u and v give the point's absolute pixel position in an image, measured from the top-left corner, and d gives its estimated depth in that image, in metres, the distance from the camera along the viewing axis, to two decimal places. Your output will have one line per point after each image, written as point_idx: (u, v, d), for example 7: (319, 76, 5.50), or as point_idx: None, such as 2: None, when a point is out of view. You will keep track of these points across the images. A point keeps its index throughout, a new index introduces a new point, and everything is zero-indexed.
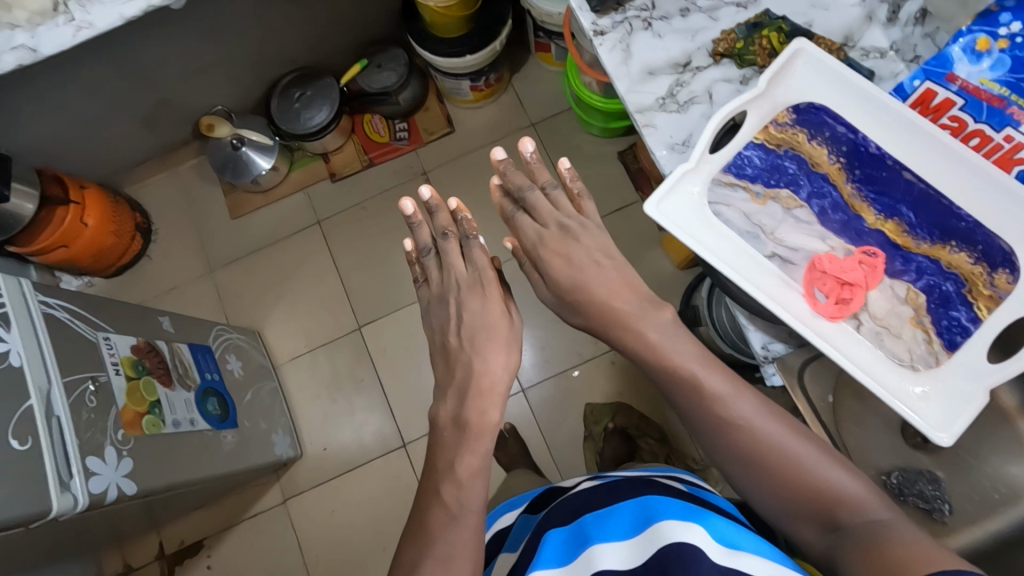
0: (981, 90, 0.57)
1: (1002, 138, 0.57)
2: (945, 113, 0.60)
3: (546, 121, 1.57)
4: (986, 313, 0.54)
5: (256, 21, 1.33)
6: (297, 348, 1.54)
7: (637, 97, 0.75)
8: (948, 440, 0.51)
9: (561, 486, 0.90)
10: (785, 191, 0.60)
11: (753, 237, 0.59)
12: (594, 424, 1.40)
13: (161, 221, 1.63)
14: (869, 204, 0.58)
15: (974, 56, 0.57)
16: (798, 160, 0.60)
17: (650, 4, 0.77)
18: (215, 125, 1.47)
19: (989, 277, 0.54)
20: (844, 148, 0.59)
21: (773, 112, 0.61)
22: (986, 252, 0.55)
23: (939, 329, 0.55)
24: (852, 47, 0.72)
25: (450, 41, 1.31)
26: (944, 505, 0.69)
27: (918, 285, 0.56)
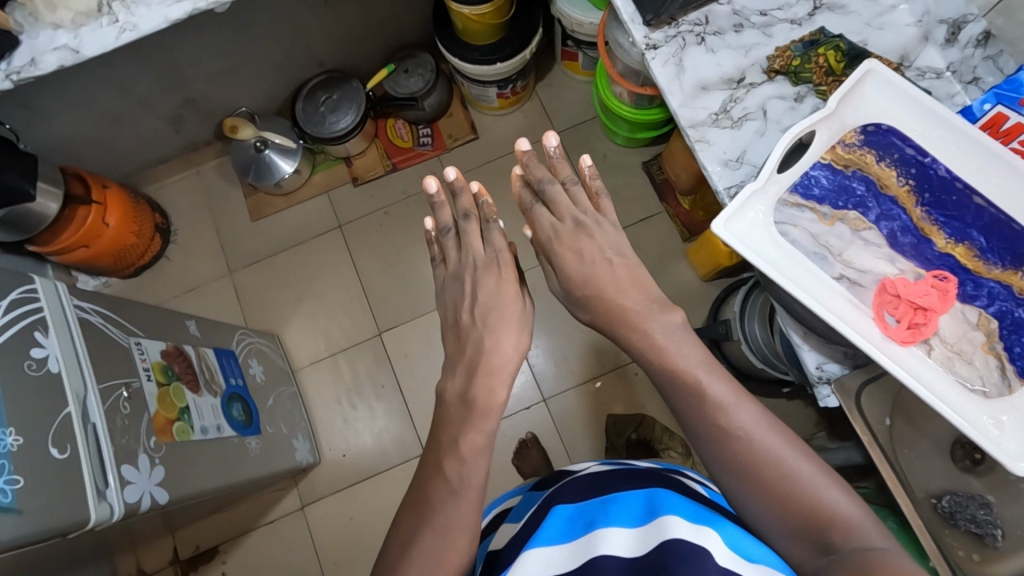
0: None
1: None
2: (1016, 138, 0.59)
3: (572, 130, 1.57)
4: None
5: (285, 24, 1.32)
6: (318, 353, 1.52)
7: (690, 112, 0.75)
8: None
9: (566, 469, 0.84)
10: (852, 212, 0.60)
11: (821, 258, 0.59)
12: (615, 434, 1.38)
13: (181, 222, 1.61)
14: (938, 227, 0.58)
15: None
16: (867, 181, 0.60)
17: (703, 19, 0.77)
18: (238, 127, 1.46)
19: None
20: (913, 171, 0.59)
21: (841, 132, 0.61)
22: None
23: (1012, 356, 0.54)
24: (908, 67, 0.72)
25: (482, 49, 1.30)
26: (995, 530, 0.69)
27: (991, 310, 0.56)
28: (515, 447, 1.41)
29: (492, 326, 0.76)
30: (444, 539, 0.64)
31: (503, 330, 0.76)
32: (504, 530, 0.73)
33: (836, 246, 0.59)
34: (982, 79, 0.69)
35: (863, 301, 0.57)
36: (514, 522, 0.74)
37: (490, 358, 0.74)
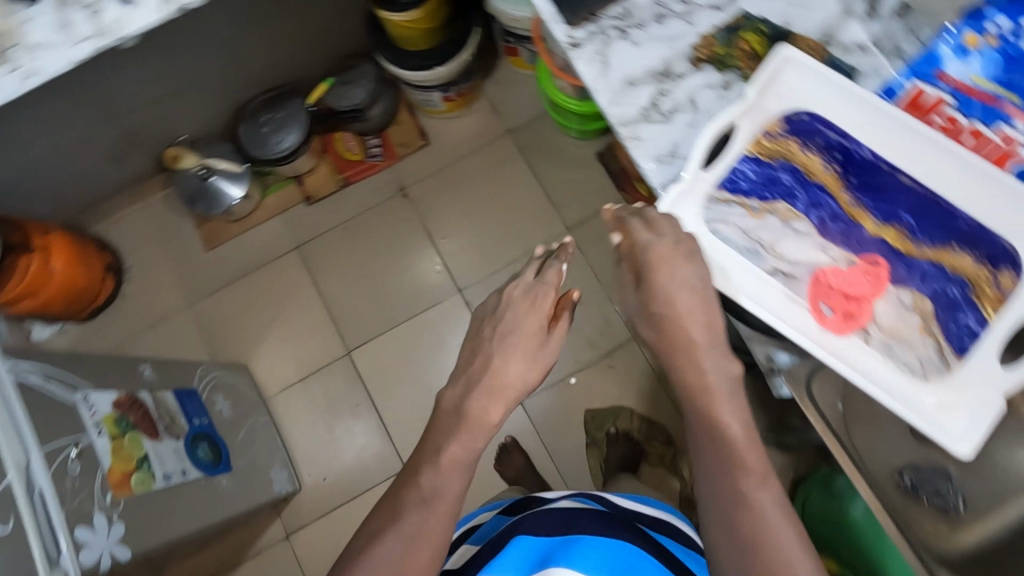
0: (974, 89, 0.58)
1: (999, 136, 0.57)
2: (938, 112, 0.59)
3: (525, 127, 1.54)
4: (993, 314, 0.53)
5: (215, 46, 1.28)
6: (289, 378, 1.49)
7: (620, 110, 0.73)
8: (966, 450, 0.50)
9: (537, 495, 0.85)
10: (781, 203, 0.59)
11: (753, 253, 0.58)
12: (596, 429, 1.39)
13: (134, 258, 1.55)
14: (868, 212, 0.58)
15: (963, 55, 0.58)
16: (793, 169, 0.60)
17: (625, 12, 0.75)
18: (181, 157, 1.43)
19: (994, 279, 0.54)
20: (837, 156, 0.59)
21: (765, 122, 0.60)
22: (990, 253, 0.54)
23: (948, 334, 0.54)
24: (833, 44, 0.71)
25: (419, 54, 1.27)
26: (958, 501, 0.70)
27: (924, 290, 0.55)
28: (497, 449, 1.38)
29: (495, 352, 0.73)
30: (398, 559, 0.62)
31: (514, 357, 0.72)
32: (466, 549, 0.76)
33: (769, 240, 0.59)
34: (905, 51, 0.69)
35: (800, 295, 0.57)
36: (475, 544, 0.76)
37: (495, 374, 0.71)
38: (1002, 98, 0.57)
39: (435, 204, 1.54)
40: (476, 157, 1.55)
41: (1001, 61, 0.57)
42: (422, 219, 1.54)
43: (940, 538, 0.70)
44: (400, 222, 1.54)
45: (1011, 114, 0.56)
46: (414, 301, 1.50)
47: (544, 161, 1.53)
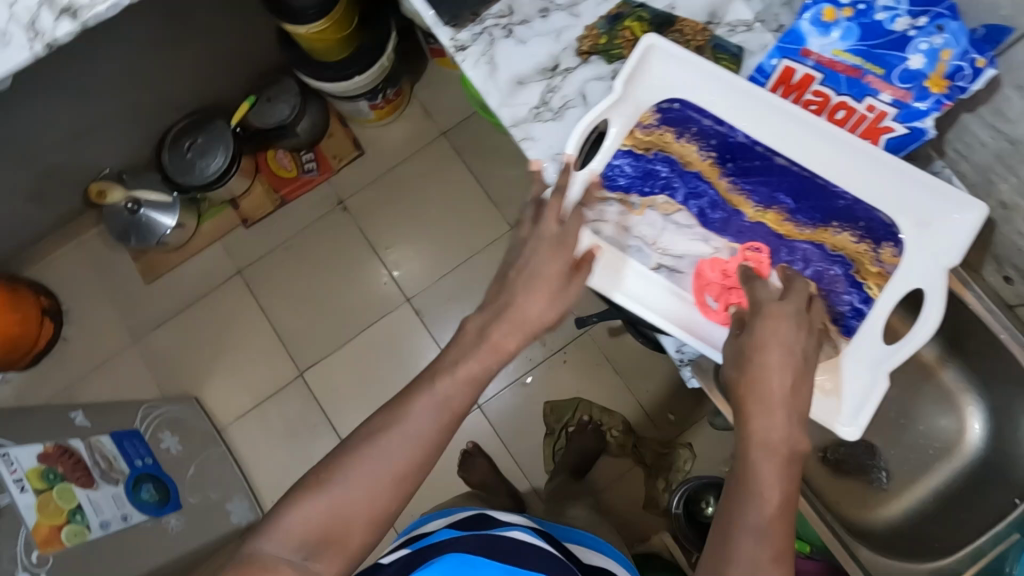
0: (836, 62, 0.61)
1: (865, 108, 0.62)
2: (809, 88, 0.63)
3: (458, 127, 1.52)
4: (877, 291, 0.61)
5: (124, 75, 1.23)
6: (243, 406, 1.46)
7: (512, 110, 0.71)
8: (852, 433, 0.58)
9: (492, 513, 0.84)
10: (661, 196, 0.65)
11: (639, 251, 0.64)
12: (556, 422, 1.38)
13: (73, 299, 1.51)
14: (746, 197, 0.64)
15: (823, 28, 0.60)
16: (669, 161, 0.65)
17: (508, 9, 0.73)
18: (106, 191, 1.38)
19: (875, 254, 0.62)
20: (713, 142, 0.65)
21: (639, 115, 0.65)
22: (869, 227, 0.62)
23: (836, 317, 0.61)
24: (718, 24, 0.70)
25: (335, 65, 1.24)
26: (882, 473, 0.82)
27: (807, 274, 0.62)
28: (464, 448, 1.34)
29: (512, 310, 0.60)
30: None
31: (537, 296, 0.59)
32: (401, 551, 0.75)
33: (649, 236, 0.64)
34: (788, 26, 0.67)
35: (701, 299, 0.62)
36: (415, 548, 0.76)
37: (511, 315, 0.60)
38: (864, 70, 0.60)
39: (376, 215, 1.51)
40: (412, 163, 1.52)
41: (858, 30, 0.60)
42: (364, 231, 1.51)
43: (864, 512, 0.83)
44: (342, 236, 1.51)
45: (875, 88, 0.60)
46: (364, 315, 1.48)
47: (482, 160, 1.51)
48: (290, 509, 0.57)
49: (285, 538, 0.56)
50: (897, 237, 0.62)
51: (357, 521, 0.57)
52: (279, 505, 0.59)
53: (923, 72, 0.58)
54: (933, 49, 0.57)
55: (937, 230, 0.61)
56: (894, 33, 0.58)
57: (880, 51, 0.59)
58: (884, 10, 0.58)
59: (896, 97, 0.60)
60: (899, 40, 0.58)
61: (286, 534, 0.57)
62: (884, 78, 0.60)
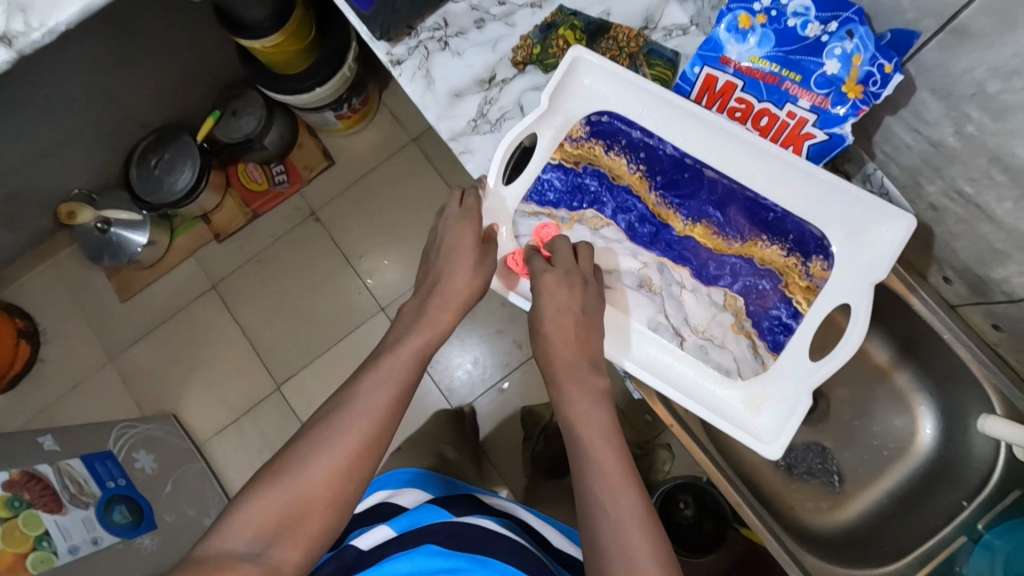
0: (754, 69, 0.61)
1: (786, 114, 0.62)
2: (731, 96, 0.64)
3: (426, 134, 1.52)
4: (806, 305, 0.65)
5: (84, 95, 1.23)
6: (221, 421, 1.45)
7: (449, 123, 0.70)
8: (775, 453, 0.60)
9: (470, 497, 0.84)
10: (589, 211, 0.69)
11: None
12: (534, 425, 1.35)
13: (49, 319, 1.50)
14: (675, 210, 0.68)
15: (740, 35, 0.60)
16: (598, 174, 0.69)
17: (442, 21, 0.72)
18: (76, 211, 1.38)
19: (804, 268, 0.65)
20: (643, 154, 0.68)
21: (567, 128, 0.68)
22: (798, 240, 0.65)
23: (763, 330, 0.66)
24: (653, 29, 0.69)
25: (295, 78, 1.23)
26: (833, 476, 0.86)
27: (734, 289, 0.67)
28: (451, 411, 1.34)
29: (444, 290, 0.64)
30: None
31: (459, 277, 0.64)
32: (380, 532, 0.72)
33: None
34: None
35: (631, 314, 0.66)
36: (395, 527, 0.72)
37: (440, 294, 0.64)
38: (782, 77, 0.60)
39: (348, 225, 1.51)
40: (382, 171, 1.52)
41: (772, 36, 0.60)
42: (336, 242, 1.51)
43: (819, 513, 0.86)
44: (316, 247, 1.51)
45: (793, 93, 0.60)
46: (338, 325, 1.47)
47: (452, 165, 1.50)
48: (246, 502, 0.55)
49: (239, 529, 0.53)
50: (826, 250, 0.64)
51: (316, 507, 0.55)
52: (235, 500, 0.56)
53: (840, 76, 0.58)
54: (845, 55, 0.57)
55: (866, 241, 0.62)
56: (807, 39, 0.58)
57: (796, 56, 0.59)
58: (795, 16, 0.59)
59: (815, 103, 0.59)
60: (813, 45, 0.58)
61: (244, 524, 0.54)
62: (802, 84, 0.60)
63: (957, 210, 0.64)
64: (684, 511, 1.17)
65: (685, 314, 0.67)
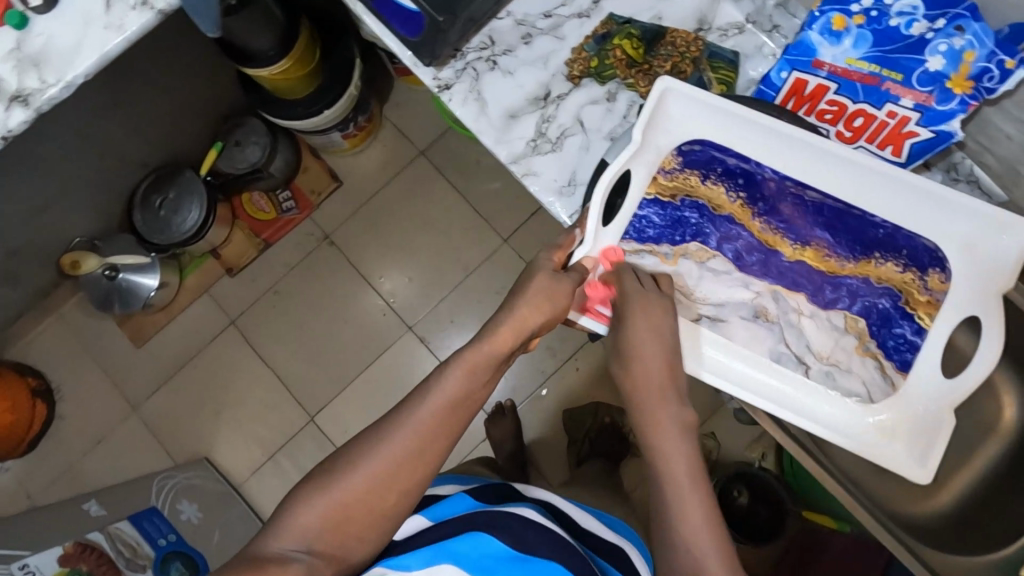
0: (852, 71, 0.66)
1: (886, 114, 0.66)
2: (822, 98, 0.68)
3: (434, 146, 1.48)
4: (929, 320, 0.70)
5: (83, 140, 1.16)
6: (256, 460, 1.40)
7: (508, 147, 0.70)
8: (925, 478, 0.66)
9: (509, 487, 0.79)
10: (693, 244, 0.73)
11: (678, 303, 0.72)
12: (576, 427, 1.35)
13: (62, 374, 1.44)
14: (782, 235, 0.73)
15: (835, 37, 0.66)
16: (698, 206, 0.73)
17: (488, 40, 0.72)
18: (79, 261, 1.31)
19: (922, 282, 0.70)
20: (740, 181, 0.72)
21: (660, 161, 0.71)
22: (913, 255, 0.70)
23: (890, 350, 0.71)
24: (709, 30, 0.72)
25: (302, 101, 1.18)
26: None
27: (854, 311, 0.72)
28: (491, 412, 1.35)
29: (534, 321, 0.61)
30: None
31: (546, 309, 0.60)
32: (414, 523, 0.68)
33: (687, 287, 0.72)
34: (781, 25, 0.71)
35: (752, 346, 0.71)
36: (431, 517, 0.69)
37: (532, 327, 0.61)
38: (881, 77, 0.65)
39: (363, 246, 1.46)
40: (392, 188, 1.48)
41: (869, 36, 0.65)
42: (353, 264, 1.46)
43: None
44: (334, 270, 1.46)
45: (893, 93, 0.65)
46: (366, 350, 1.44)
47: (463, 175, 1.47)
48: (294, 506, 0.55)
49: (288, 528, 0.54)
50: (943, 264, 0.69)
51: (353, 508, 0.54)
52: (283, 501, 0.56)
53: (944, 73, 0.62)
54: (953, 51, 0.61)
55: (981, 253, 0.66)
56: (911, 38, 0.63)
57: (896, 56, 0.64)
58: (900, 16, 0.63)
59: (918, 101, 0.64)
60: (916, 44, 0.63)
61: (288, 528, 0.54)
62: (903, 83, 0.64)
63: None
64: (739, 498, 1.18)
65: (805, 342, 0.72)
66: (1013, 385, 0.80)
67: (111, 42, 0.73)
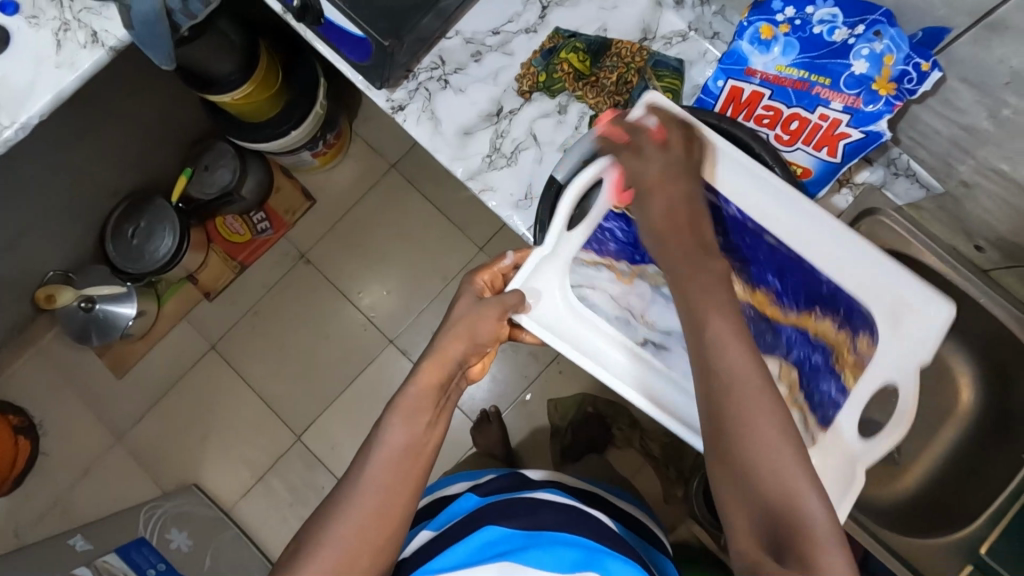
0: (782, 78, 0.69)
1: (818, 117, 0.68)
2: (758, 104, 0.70)
3: (406, 158, 1.48)
4: (853, 382, 0.63)
5: (48, 174, 1.16)
6: (245, 482, 1.40)
7: (464, 163, 0.72)
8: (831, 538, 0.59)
9: (515, 472, 0.81)
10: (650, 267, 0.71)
11: (626, 323, 0.71)
12: (561, 418, 1.36)
13: (45, 409, 1.43)
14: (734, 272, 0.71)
15: (763, 46, 0.69)
16: None
17: (439, 60, 0.74)
18: (55, 294, 1.30)
19: (852, 344, 0.64)
20: None
21: None
22: (847, 317, 0.64)
23: (814, 404, 0.65)
24: (653, 38, 0.75)
25: (270, 123, 1.18)
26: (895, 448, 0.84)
27: (790, 360, 0.68)
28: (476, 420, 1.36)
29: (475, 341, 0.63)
30: None
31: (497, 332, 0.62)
32: (422, 536, 0.71)
33: (638, 307, 0.72)
34: (720, 32, 0.73)
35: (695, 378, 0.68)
36: (434, 528, 0.72)
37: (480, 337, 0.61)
38: (810, 82, 0.68)
39: (340, 261, 1.47)
40: (367, 203, 1.48)
41: (796, 43, 0.67)
42: (330, 278, 1.47)
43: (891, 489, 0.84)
44: (314, 287, 1.46)
45: (823, 97, 0.67)
46: (349, 365, 1.44)
47: (437, 185, 1.47)
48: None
49: None
50: (872, 328, 0.63)
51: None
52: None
53: (869, 76, 0.64)
54: (875, 55, 0.64)
55: (914, 324, 0.61)
56: (834, 43, 0.66)
57: (822, 61, 0.67)
58: (821, 24, 0.66)
59: (847, 103, 0.66)
60: (840, 49, 0.65)
61: None
62: (831, 87, 0.67)
63: (990, 185, 0.68)
64: None
65: None
66: (972, 367, 0.82)
67: (65, 80, 0.74)
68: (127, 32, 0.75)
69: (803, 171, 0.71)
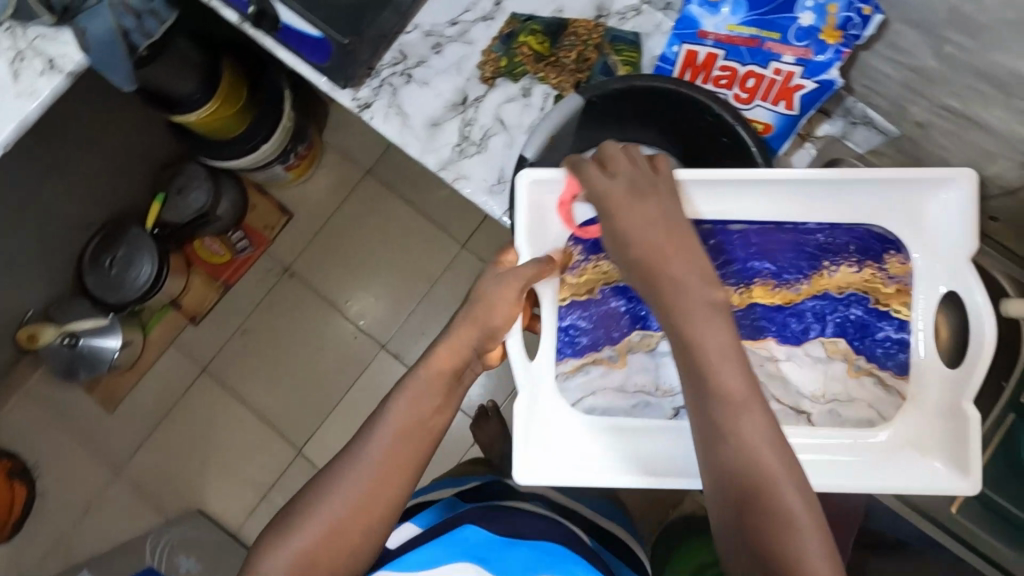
0: (733, 36, 0.70)
1: (772, 71, 0.70)
2: (714, 65, 0.72)
3: (380, 163, 1.49)
4: (904, 309, 0.68)
5: (18, 211, 1.15)
6: (249, 503, 1.39)
7: (435, 154, 0.73)
8: (975, 487, 0.63)
9: (505, 485, 0.81)
10: (636, 333, 0.71)
11: (644, 405, 0.70)
12: None
13: (37, 450, 1.41)
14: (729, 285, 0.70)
15: (712, 8, 0.69)
16: (622, 290, 0.71)
17: (400, 55, 0.75)
18: (37, 334, 1.30)
19: (883, 272, 0.68)
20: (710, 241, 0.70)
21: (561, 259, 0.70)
22: (861, 249, 0.69)
23: (881, 360, 0.68)
24: (609, 15, 0.75)
25: (236, 140, 1.17)
26: None
27: (828, 333, 0.69)
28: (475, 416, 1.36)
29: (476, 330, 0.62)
30: None
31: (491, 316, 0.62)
32: (405, 530, 0.71)
33: (647, 382, 0.70)
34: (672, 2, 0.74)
35: None
36: (419, 522, 0.72)
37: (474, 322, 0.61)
38: (761, 38, 0.69)
39: (324, 272, 1.46)
40: (345, 211, 1.48)
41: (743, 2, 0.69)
42: (316, 290, 1.46)
43: None
44: (301, 300, 1.46)
45: (773, 51, 0.69)
46: (343, 374, 1.44)
47: (413, 186, 1.48)
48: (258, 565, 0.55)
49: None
50: (895, 245, 0.68)
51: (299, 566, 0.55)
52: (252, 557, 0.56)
53: (816, 26, 0.67)
54: (818, 6, 0.66)
55: (932, 229, 0.68)
56: None
57: (771, 16, 0.68)
58: None
59: (798, 56, 0.68)
60: (785, 4, 0.68)
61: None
62: (782, 41, 0.69)
63: (944, 124, 0.71)
64: None
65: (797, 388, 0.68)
66: None
67: (27, 109, 0.73)
68: (84, 55, 0.74)
69: (764, 127, 0.73)
